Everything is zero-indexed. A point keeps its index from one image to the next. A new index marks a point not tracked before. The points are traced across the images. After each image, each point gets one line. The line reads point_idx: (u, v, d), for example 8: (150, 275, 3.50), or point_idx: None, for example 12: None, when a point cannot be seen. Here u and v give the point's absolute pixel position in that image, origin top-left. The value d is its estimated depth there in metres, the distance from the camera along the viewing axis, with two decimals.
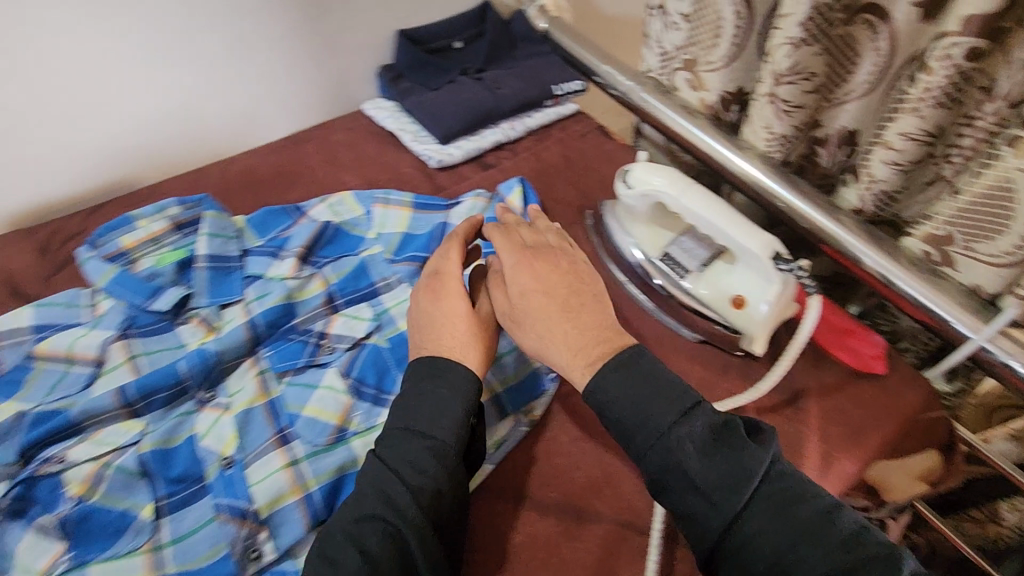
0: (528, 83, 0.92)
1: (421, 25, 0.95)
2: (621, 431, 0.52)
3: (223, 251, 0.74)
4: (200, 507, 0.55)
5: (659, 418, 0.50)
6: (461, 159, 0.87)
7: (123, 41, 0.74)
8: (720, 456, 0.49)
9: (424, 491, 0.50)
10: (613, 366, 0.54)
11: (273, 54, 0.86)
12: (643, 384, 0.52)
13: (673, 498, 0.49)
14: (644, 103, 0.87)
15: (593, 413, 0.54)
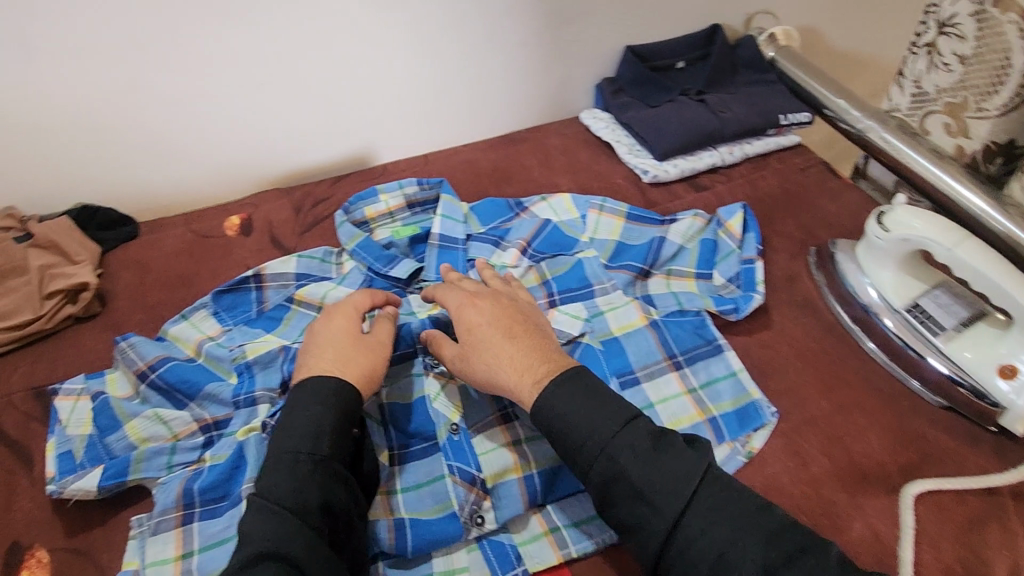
0: (754, 110, 0.90)
1: (650, 42, 0.96)
2: (568, 433, 0.52)
3: (452, 232, 0.78)
4: (428, 464, 0.59)
5: (602, 426, 0.51)
6: (676, 176, 0.87)
7: (398, 34, 0.83)
8: (663, 460, 0.49)
9: (316, 440, 0.51)
10: (565, 379, 0.54)
11: (512, 58, 0.92)
12: (595, 395, 0.53)
13: (622, 508, 0.49)
14: (885, 143, 0.83)
15: (541, 426, 0.54)
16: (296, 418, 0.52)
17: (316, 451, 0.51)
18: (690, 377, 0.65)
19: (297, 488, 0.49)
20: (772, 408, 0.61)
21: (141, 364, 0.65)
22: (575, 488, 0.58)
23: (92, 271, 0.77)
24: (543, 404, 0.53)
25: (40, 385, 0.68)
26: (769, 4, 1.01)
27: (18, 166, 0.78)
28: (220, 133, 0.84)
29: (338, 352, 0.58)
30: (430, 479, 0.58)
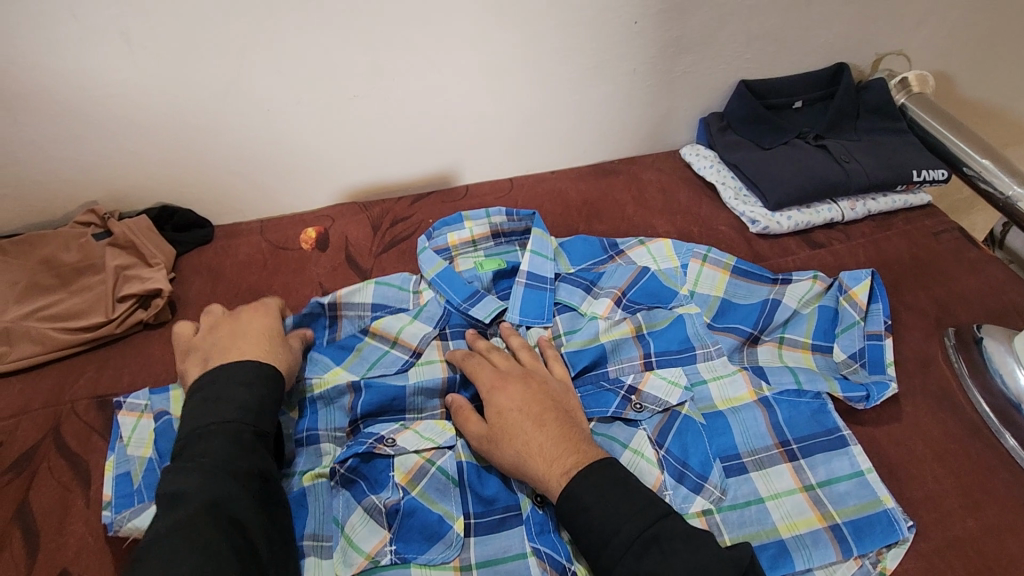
0: (883, 163, 0.81)
1: (768, 79, 0.88)
2: (596, 519, 0.47)
3: (542, 271, 0.71)
4: (509, 539, 0.54)
5: (630, 522, 0.45)
6: (788, 230, 0.79)
7: (502, 54, 0.78)
8: (682, 550, 0.44)
9: (256, 417, 0.52)
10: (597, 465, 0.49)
11: (617, 86, 0.85)
12: (622, 486, 0.48)
13: None
14: None
15: (566, 519, 0.48)
16: (240, 394, 0.52)
17: (249, 428, 0.51)
18: (807, 470, 0.57)
19: (227, 462, 0.48)
20: (908, 523, 0.52)
21: None
22: None
23: (166, 276, 0.75)
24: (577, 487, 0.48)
25: (103, 394, 0.65)
26: (903, 45, 0.92)
27: (105, 161, 0.76)
28: (303, 142, 0.81)
29: (268, 345, 0.59)
30: (509, 561, 0.52)
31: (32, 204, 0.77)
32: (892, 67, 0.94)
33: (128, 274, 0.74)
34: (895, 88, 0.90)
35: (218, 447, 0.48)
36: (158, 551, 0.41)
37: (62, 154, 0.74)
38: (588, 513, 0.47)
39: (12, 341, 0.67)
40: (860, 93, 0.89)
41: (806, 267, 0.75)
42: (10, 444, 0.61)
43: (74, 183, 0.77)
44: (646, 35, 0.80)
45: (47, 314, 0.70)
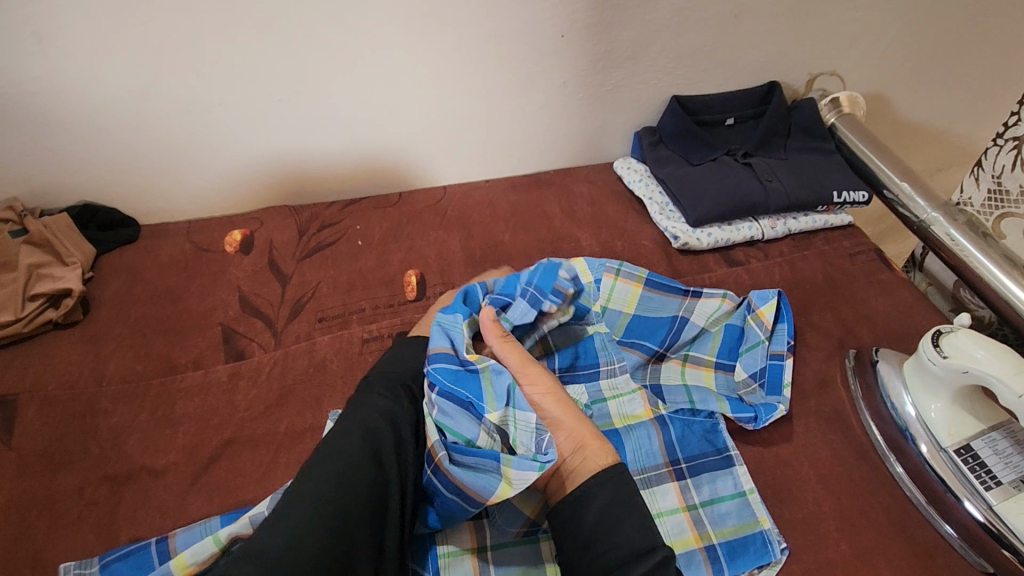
0: (805, 183, 0.82)
1: (701, 95, 0.89)
2: (592, 534, 0.47)
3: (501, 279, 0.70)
4: None
5: (625, 536, 0.46)
6: (707, 247, 0.79)
7: (427, 62, 0.78)
8: None
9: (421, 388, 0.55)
10: (606, 476, 0.49)
11: (548, 98, 0.86)
12: (637, 503, 0.48)
13: None
14: (951, 243, 0.74)
15: (567, 503, 0.50)
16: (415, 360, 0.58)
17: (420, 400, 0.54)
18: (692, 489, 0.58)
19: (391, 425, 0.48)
20: (782, 544, 0.53)
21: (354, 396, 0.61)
22: None
23: (80, 276, 0.74)
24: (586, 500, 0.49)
25: (3, 394, 0.65)
26: (836, 66, 0.93)
27: (22, 158, 0.76)
28: (231, 145, 0.81)
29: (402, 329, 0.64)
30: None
31: None
32: (826, 87, 0.95)
33: (41, 273, 0.73)
34: (826, 108, 0.91)
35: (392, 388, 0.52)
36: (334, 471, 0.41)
37: None
38: (585, 517, 0.48)
39: None
40: (791, 112, 0.90)
41: (722, 285, 0.76)
42: None
43: None
44: (574, 48, 0.80)
45: None
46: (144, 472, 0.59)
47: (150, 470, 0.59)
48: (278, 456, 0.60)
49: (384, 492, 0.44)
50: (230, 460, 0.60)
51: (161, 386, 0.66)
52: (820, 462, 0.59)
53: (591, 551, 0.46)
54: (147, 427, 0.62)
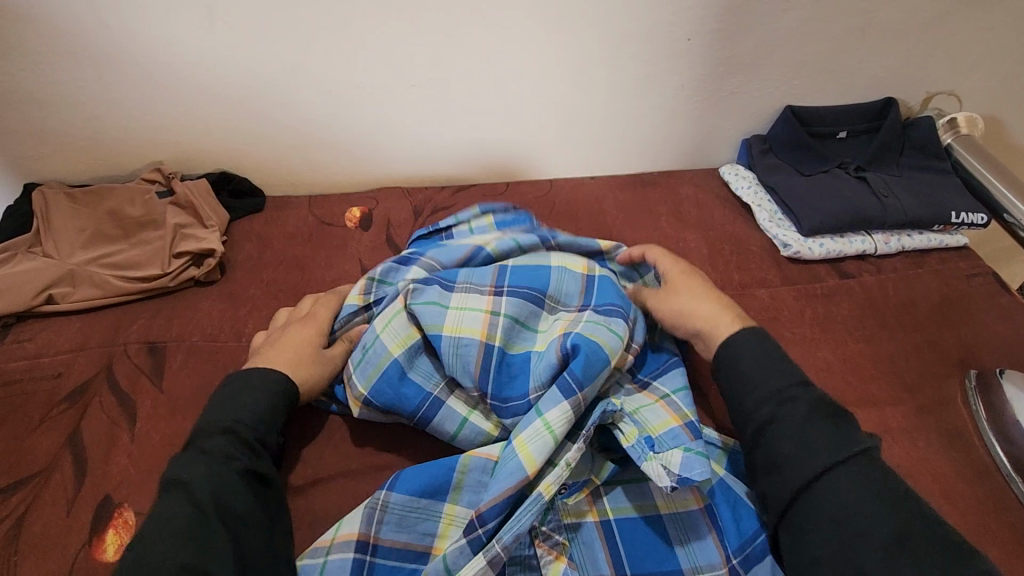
0: (922, 201, 0.81)
1: (816, 107, 0.90)
2: (732, 386, 0.57)
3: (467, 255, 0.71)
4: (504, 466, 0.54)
5: (773, 379, 0.55)
6: (819, 257, 0.80)
7: (554, 57, 0.80)
8: (822, 423, 0.51)
9: (265, 424, 0.55)
10: (735, 341, 0.58)
11: (664, 100, 0.87)
12: (772, 357, 0.57)
13: (770, 451, 0.52)
14: None
15: (719, 371, 0.59)
16: (248, 402, 0.55)
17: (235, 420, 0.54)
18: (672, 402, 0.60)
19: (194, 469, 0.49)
20: None
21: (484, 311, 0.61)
22: (659, 558, 0.55)
23: (219, 238, 0.80)
24: (724, 366, 0.58)
25: (153, 341, 0.70)
26: (955, 86, 0.91)
27: (174, 125, 0.81)
28: (358, 125, 0.85)
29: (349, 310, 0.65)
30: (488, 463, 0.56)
31: (104, 158, 0.83)
32: (942, 106, 0.94)
33: (185, 232, 0.79)
34: (942, 128, 0.89)
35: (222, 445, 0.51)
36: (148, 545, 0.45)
37: (136, 114, 0.80)
38: (726, 375, 0.58)
39: (78, 283, 0.73)
40: (906, 129, 0.89)
41: (835, 295, 0.76)
42: (68, 376, 0.66)
43: (145, 142, 0.83)
44: (697, 53, 0.82)
45: (109, 262, 0.76)
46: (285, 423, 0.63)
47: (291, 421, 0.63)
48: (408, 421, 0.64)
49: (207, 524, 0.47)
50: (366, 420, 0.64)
51: None
52: (944, 478, 0.59)
53: (736, 401, 0.56)
54: None
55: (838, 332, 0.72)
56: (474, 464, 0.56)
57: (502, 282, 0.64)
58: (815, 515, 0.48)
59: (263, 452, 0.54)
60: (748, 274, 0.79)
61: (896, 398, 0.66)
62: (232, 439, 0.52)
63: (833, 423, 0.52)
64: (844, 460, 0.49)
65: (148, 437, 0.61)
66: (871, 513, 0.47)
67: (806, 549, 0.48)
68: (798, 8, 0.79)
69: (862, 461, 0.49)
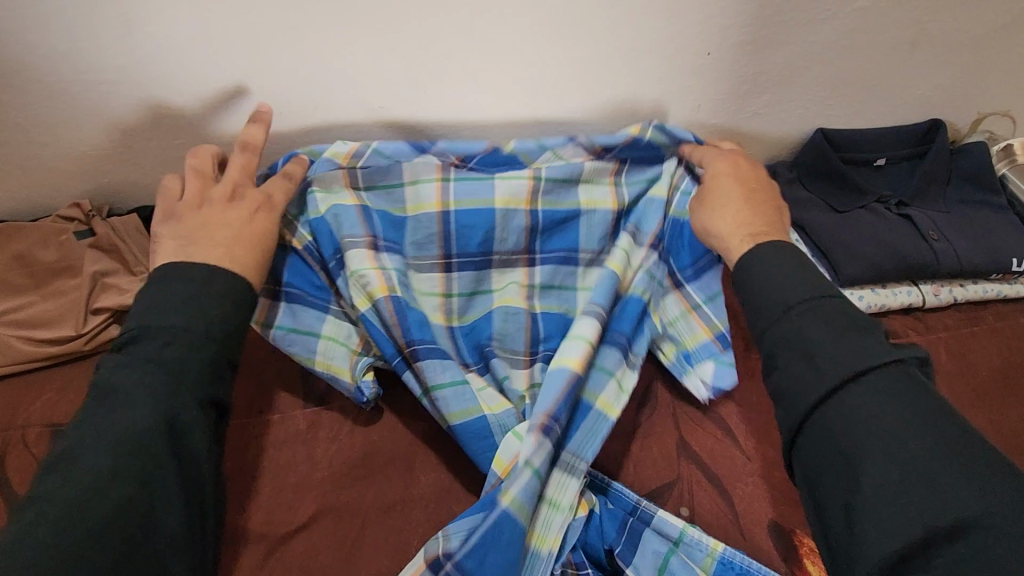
0: (977, 246, 0.70)
1: (854, 130, 0.78)
2: (748, 298, 0.49)
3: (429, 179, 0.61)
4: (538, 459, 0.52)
5: (795, 291, 0.46)
6: (857, 312, 0.68)
7: (550, 74, 0.67)
8: (851, 335, 0.42)
9: (221, 344, 0.47)
10: (746, 259, 0.50)
11: (677, 122, 0.75)
12: (799, 263, 0.48)
13: (783, 369, 0.44)
14: None
15: (736, 277, 0.50)
16: (195, 300, 0.47)
17: (200, 334, 0.46)
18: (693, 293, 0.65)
19: (160, 389, 0.43)
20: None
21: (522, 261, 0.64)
22: None
23: None
24: (740, 284, 0.50)
25: (59, 423, 0.58)
26: (1012, 106, 0.79)
27: (96, 152, 0.69)
28: (318, 150, 0.72)
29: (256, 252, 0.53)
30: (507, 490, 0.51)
31: (15, 189, 0.71)
32: (994, 128, 0.82)
33: (108, 281, 0.66)
34: (996, 155, 0.78)
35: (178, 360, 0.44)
36: (66, 494, 0.39)
37: (49, 140, 0.67)
38: (742, 293, 0.50)
39: None
40: (954, 156, 0.77)
41: None
42: None
43: (63, 171, 0.70)
44: (718, 71, 0.69)
45: (11, 321, 0.63)
46: None
47: None
48: (365, 529, 0.55)
49: (145, 468, 0.41)
50: (311, 533, 0.54)
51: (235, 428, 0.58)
52: None
53: (751, 307, 0.48)
54: None
55: None
56: (508, 502, 0.50)
57: (534, 246, 0.64)
58: (825, 438, 0.41)
59: (215, 380, 0.47)
60: None
61: None
62: (192, 360, 0.45)
63: (850, 331, 0.43)
64: (867, 373, 0.41)
65: None
66: (892, 431, 0.39)
67: (807, 478, 0.42)
68: (843, 16, 0.66)
69: (889, 373, 0.41)
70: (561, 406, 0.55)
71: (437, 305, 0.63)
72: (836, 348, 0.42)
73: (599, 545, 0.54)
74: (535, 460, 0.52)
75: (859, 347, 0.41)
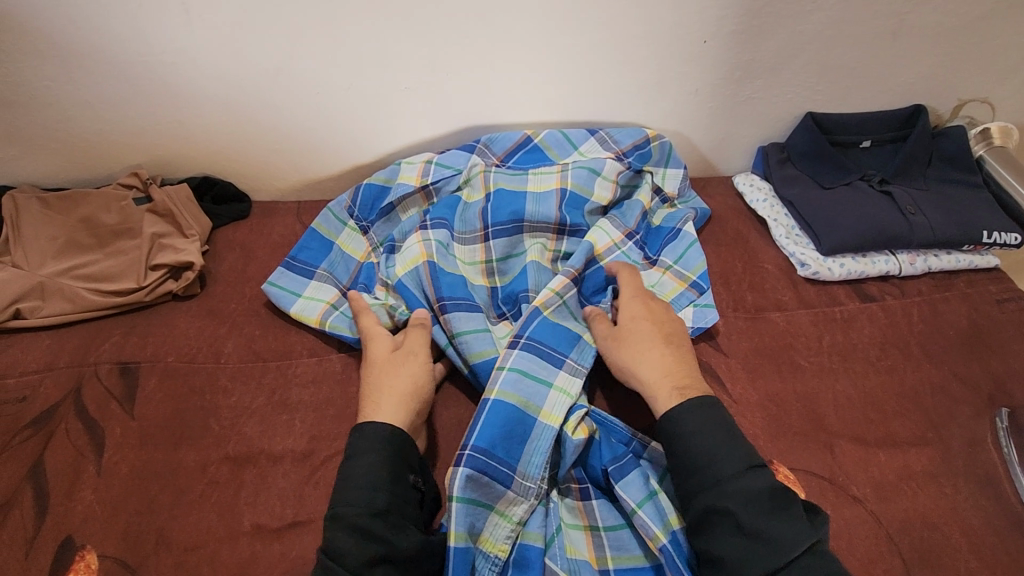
0: (952, 220, 0.76)
1: (840, 114, 0.84)
2: (677, 462, 0.51)
3: (476, 173, 0.76)
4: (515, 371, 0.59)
5: (724, 460, 0.49)
6: (839, 278, 0.74)
7: (560, 61, 0.74)
8: (774, 517, 0.46)
9: (378, 492, 0.50)
10: (682, 408, 0.53)
11: (676, 105, 0.81)
12: (731, 428, 0.52)
13: (709, 538, 0.48)
14: None
15: (663, 435, 0.53)
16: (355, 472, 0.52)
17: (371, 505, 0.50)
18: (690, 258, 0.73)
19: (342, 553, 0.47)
20: None
21: (552, 235, 0.73)
22: None
23: (199, 249, 0.75)
24: (664, 430, 0.53)
25: (126, 361, 0.65)
26: (990, 93, 0.85)
27: (151, 128, 0.77)
28: (349, 130, 0.80)
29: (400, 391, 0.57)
30: (503, 386, 0.58)
31: (79, 160, 0.79)
32: (974, 114, 0.88)
33: (163, 242, 0.74)
34: (975, 138, 0.84)
35: (340, 546, 0.47)
36: None
37: (111, 115, 0.75)
38: (671, 449, 0.52)
39: (47, 296, 0.69)
40: (934, 139, 0.83)
41: (855, 321, 0.71)
42: (32, 400, 0.62)
43: (122, 145, 0.78)
44: (714, 57, 0.76)
45: (81, 274, 0.71)
46: (263, 456, 0.59)
47: (267, 457, 0.59)
48: None
49: None
50: None
51: (278, 369, 0.66)
52: (972, 530, 0.55)
53: (677, 480, 0.52)
54: (265, 412, 0.62)
55: (857, 364, 0.67)
56: (500, 388, 0.58)
57: (566, 218, 0.72)
58: None
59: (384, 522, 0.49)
60: (762, 296, 0.73)
61: (922, 439, 0.61)
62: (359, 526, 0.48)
63: (777, 514, 0.47)
64: (792, 558, 0.45)
65: (116, 469, 0.57)
66: None
67: None
68: (827, 9, 0.73)
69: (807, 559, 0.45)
70: (534, 326, 0.62)
71: (479, 270, 0.71)
72: (743, 529, 0.46)
73: (599, 467, 0.58)
74: (509, 362, 0.59)
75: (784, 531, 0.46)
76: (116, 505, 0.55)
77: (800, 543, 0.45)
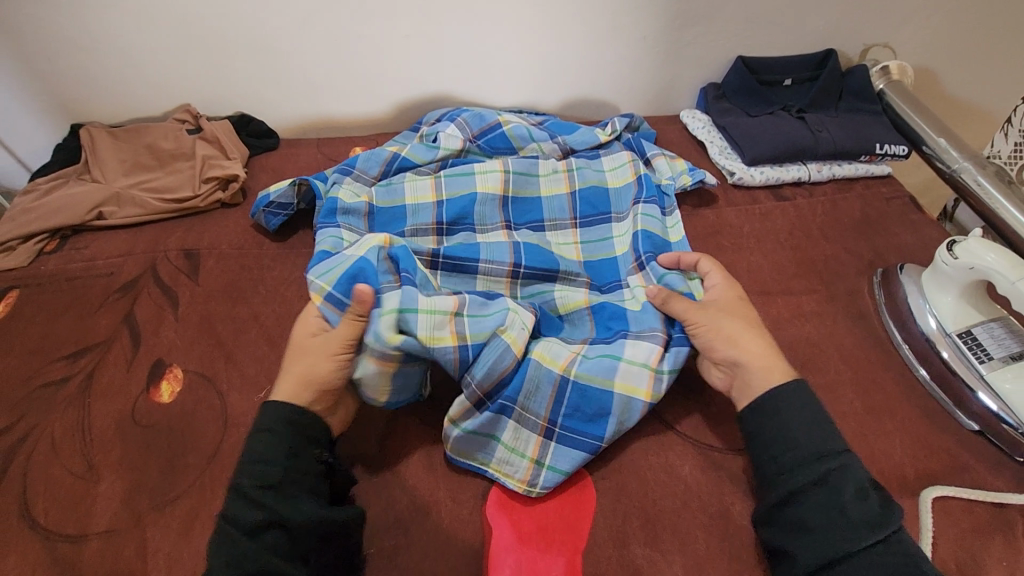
0: (852, 134, 0.94)
1: (764, 57, 1.01)
2: (775, 438, 0.57)
3: (455, 148, 0.88)
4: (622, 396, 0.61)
5: (828, 442, 0.56)
6: (760, 183, 0.92)
7: (531, 12, 0.92)
8: (870, 498, 0.53)
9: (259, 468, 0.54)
10: (790, 388, 0.59)
11: (629, 51, 0.99)
12: (817, 416, 0.58)
13: (799, 505, 0.54)
14: (960, 171, 0.89)
15: (758, 412, 0.59)
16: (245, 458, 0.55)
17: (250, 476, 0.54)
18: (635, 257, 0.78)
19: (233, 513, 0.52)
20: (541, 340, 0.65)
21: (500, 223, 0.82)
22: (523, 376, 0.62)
23: (240, 167, 0.92)
24: (762, 406, 0.59)
25: (189, 248, 0.83)
26: (889, 39, 1.04)
27: (199, 73, 0.94)
28: (360, 75, 0.98)
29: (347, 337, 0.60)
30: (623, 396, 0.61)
31: (139, 101, 0.97)
32: (879, 57, 1.06)
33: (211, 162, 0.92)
34: (876, 75, 1.01)
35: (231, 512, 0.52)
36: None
37: (166, 62, 0.92)
38: (758, 426, 0.59)
39: (122, 202, 0.86)
40: (844, 77, 1.01)
41: (770, 213, 0.88)
42: (119, 274, 0.79)
43: (174, 88, 0.96)
44: (657, 7, 0.93)
45: (146, 187, 0.88)
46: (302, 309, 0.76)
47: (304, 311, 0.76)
48: None
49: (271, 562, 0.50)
50: None
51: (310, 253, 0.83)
52: (844, 346, 0.72)
53: (768, 453, 0.58)
54: (302, 281, 0.79)
55: (769, 242, 0.84)
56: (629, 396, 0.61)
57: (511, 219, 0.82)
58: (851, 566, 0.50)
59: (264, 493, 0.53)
60: (698, 199, 0.91)
61: (813, 289, 0.78)
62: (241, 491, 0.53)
63: (868, 499, 0.53)
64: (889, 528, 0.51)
65: (189, 317, 0.74)
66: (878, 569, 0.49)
67: None
68: None
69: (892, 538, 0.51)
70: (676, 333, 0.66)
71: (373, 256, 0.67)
72: (846, 500, 0.52)
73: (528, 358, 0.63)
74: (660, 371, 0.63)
75: (875, 509, 0.52)
76: (191, 340, 0.72)
77: (895, 517, 0.52)
